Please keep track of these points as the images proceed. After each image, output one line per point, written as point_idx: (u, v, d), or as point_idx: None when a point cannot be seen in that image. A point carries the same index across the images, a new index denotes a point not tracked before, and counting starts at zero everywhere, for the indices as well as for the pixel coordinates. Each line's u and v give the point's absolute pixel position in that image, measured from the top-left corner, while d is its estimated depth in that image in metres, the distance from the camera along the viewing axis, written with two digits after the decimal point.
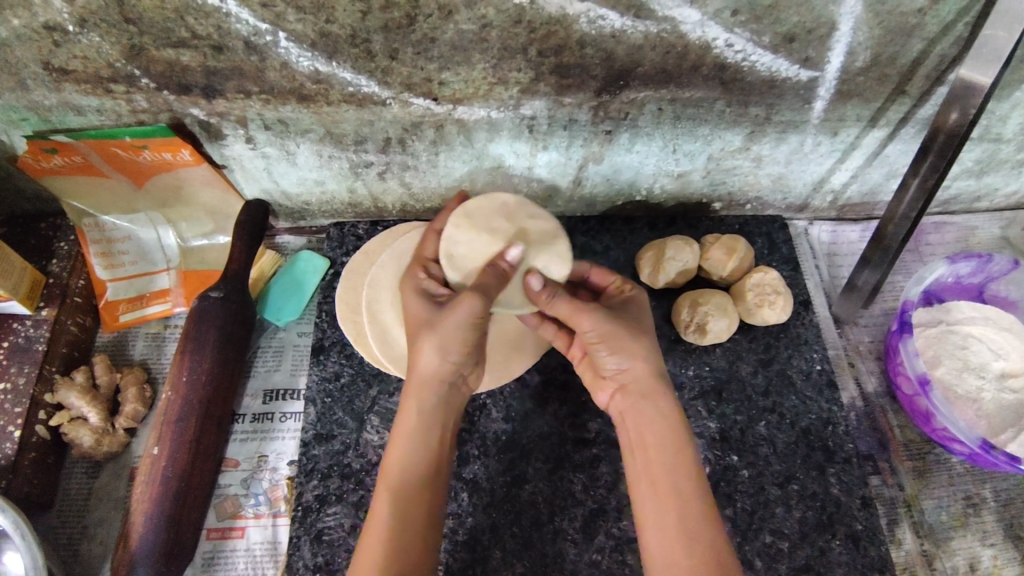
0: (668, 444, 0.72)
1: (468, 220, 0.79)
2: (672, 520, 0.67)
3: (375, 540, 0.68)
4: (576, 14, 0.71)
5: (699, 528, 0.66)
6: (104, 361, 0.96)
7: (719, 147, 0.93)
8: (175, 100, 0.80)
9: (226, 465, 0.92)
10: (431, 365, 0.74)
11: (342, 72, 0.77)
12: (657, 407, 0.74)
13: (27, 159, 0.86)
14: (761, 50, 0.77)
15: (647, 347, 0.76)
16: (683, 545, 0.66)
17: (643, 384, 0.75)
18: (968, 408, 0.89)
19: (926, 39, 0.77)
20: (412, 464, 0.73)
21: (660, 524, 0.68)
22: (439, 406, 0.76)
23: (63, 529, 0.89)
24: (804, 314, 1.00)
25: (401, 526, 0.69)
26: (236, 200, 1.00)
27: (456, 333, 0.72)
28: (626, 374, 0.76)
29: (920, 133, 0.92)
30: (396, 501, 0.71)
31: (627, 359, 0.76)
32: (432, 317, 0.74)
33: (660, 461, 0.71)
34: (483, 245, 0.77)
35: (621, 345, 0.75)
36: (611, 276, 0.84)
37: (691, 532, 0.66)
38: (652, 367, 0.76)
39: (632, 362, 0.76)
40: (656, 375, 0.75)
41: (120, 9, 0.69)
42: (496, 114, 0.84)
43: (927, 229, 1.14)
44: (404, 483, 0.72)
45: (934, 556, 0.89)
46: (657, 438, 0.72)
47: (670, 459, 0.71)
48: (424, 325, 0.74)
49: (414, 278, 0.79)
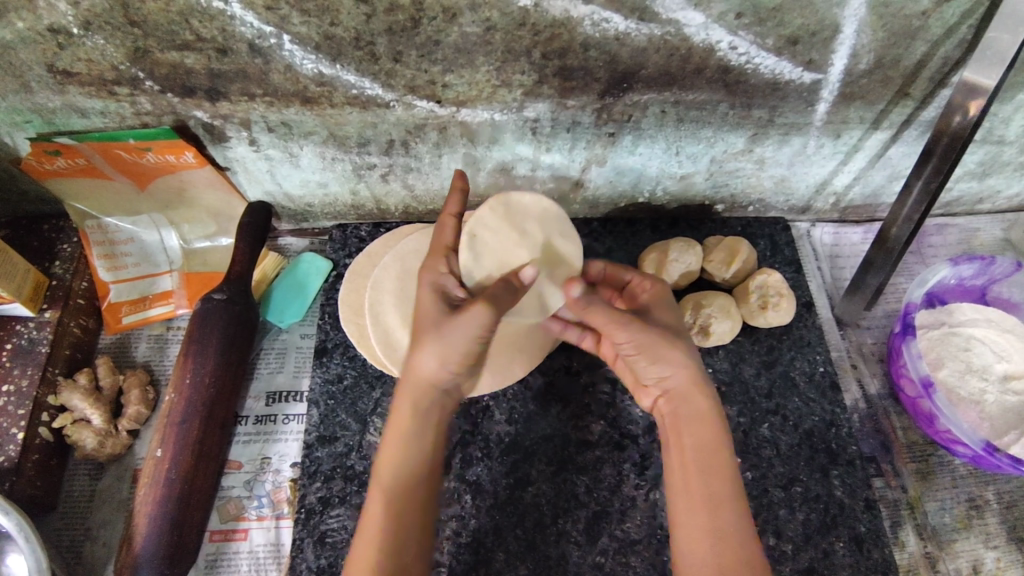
0: (704, 447, 0.71)
1: (495, 220, 0.83)
2: (703, 521, 0.68)
3: (369, 540, 0.69)
4: (579, 17, 0.71)
5: (729, 530, 0.67)
6: (107, 363, 0.96)
7: (722, 149, 0.93)
8: (179, 102, 0.81)
9: (229, 467, 0.92)
10: (429, 369, 0.73)
11: (346, 75, 0.77)
12: (699, 411, 0.73)
13: (31, 162, 0.86)
14: (764, 53, 0.78)
15: (684, 353, 0.74)
16: (712, 545, 0.67)
17: (685, 390, 0.74)
18: (971, 410, 0.89)
19: (929, 41, 0.77)
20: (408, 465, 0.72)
21: (690, 524, 0.68)
22: (433, 410, 0.75)
23: (66, 531, 0.89)
24: (807, 316, 1.00)
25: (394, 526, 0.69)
26: (239, 202, 1.00)
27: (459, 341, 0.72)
28: (666, 380, 0.75)
29: (923, 135, 0.92)
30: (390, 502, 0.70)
31: (666, 367, 0.74)
32: (439, 321, 0.73)
33: (696, 463, 0.71)
34: (509, 242, 0.82)
35: (660, 353, 0.74)
36: (626, 271, 0.85)
37: (720, 534, 0.67)
38: (694, 373, 0.74)
39: (672, 369, 0.74)
40: (698, 379, 0.74)
41: (124, 12, 0.69)
42: (499, 116, 0.85)
43: (929, 231, 1.14)
44: (401, 484, 0.71)
45: (937, 558, 0.89)
46: (694, 440, 0.72)
47: (704, 462, 0.71)
48: (430, 329, 0.73)
49: (435, 274, 0.77)
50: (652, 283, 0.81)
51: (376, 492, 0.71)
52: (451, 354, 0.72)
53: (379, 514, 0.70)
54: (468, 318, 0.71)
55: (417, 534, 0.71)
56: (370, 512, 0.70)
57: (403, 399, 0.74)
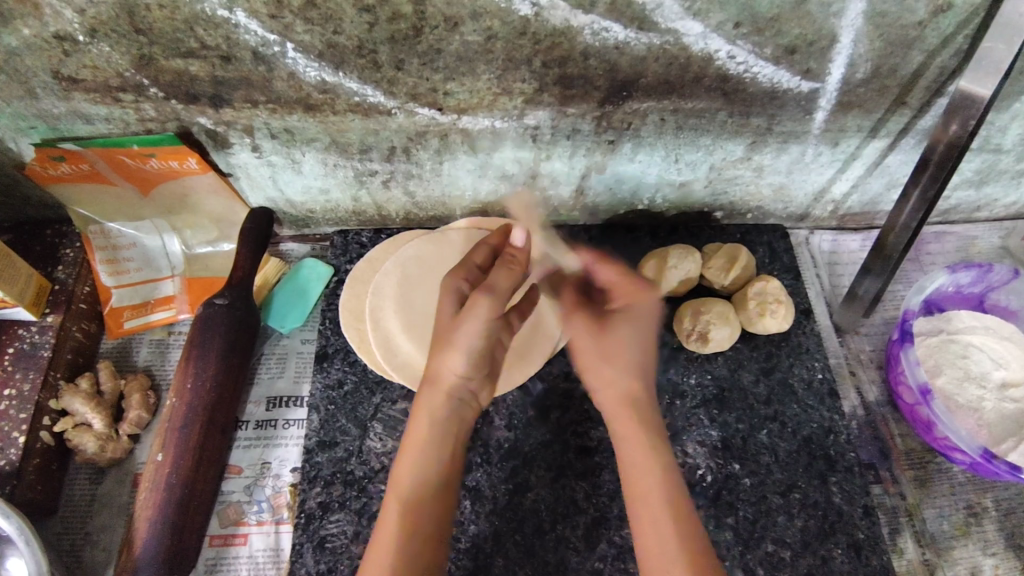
0: (644, 449, 0.75)
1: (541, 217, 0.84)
2: (649, 533, 0.70)
3: (387, 546, 0.69)
4: (580, 26, 0.72)
5: (672, 541, 0.69)
6: (108, 368, 0.97)
7: (721, 157, 0.94)
8: (183, 108, 0.81)
9: (229, 472, 0.92)
10: (451, 374, 0.78)
11: (349, 82, 0.78)
12: (634, 417, 0.78)
13: (36, 167, 0.87)
14: (763, 62, 0.78)
15: (615, 368, 0.80)
16: (658, 555, 0.69)
17: (621, 396, 0.79)
18: (969, 417, 0.89)
19: (926, 51, 0.78)
20: (423, 475, 0.74)
21: (643, 526, 0.71)
22: (451, 417, 0.78)
23: (66, 535, 0.89)
24: (806, 322, 1.00)
25: (412, 532, 0.70)
26: (241, 207, 1.01)
27: (469, 341, 0.77)
28: (610, 385, 0.80)
29: (920, 143, 0.92)
30: (405, 509, 0.71)
31: (599, 381, 0.81)
32: (448, 328, 0.77)
33: (639, 468, 0.74)
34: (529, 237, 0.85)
35: (597, 368, 0.81)
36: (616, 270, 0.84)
37: (664, 543, 0.69)
38: (626, 378, 0.80)
39: (612, 374, 0.80)
40: (631, 387, 0.79)
41: (130, 20, 0.70)
42: (500, 123, 0.85)
43: (927, 239, 1.15)
44: (418, 494, 0.73)
45: (936, 565, 0.90)
46: (629, 452, 0.76)
47: (648, 465, 0.74)
48: (442, 337, 0.78)
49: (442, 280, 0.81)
50: (629, 291, 0.83)
51: (391, 501, 0.73)
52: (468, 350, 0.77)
53: (395, 518, 0.71)
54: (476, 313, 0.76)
55: (433, 535, 0.71)
56: (386, 521, 0.71)
57: (421, 406, 0.77)
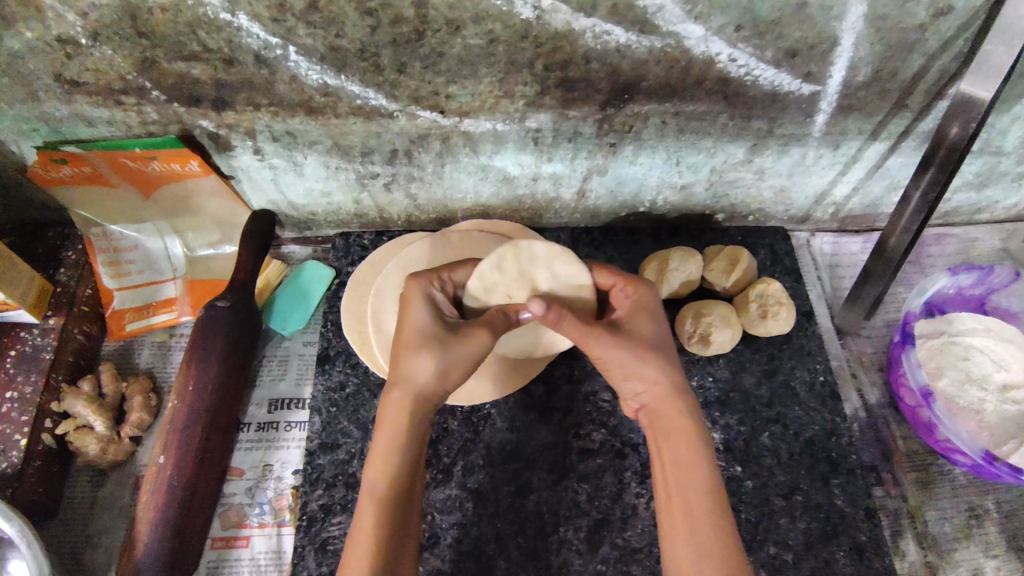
0: (680, 459, 0.71)
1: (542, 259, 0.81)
2: (687, 543, 0.68)
3: (361, 551, 0.68)
4: (581, 29, 0.72)
5: (710, 547, 0.67)
6: (110, 369, 0.97)
7: (722, 159, 0.94)
8: (185, 112, 0.82)
9: (231, 474, 0.92)
10: (427, 382, 0.73)
11: (351, 86, 0.78)
12: (672, 427, 0.73)
13: (37, 169, 0.87)
14: (764, 65, 0.78)
15: (657, 368, 0.73)
16: (693, 564, 0.66)
17: (658, 404, 0.74)
18: (971, 419, 0.89)
19: (926, 54, 0.78)
20: (398, 480, 0.72)
21: (672, 539, 0.69)
22: (426, 420, 0.75)
23: (68, 537, 0.89)
24: (807, 324, 1.00)
25: (387, 539, 0.69)
26: (243, 210, 1.01)
27: (460, 361, 0.73)
28: (641, 396, 0.75)
29: (921, 146, 0.93)
30: (381, 513, 0.70)
31: (638, 382, 0.74)
32: (443, 338, 0.73)
33: (674, 479, 0.71)
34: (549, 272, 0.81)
35: (634, 370, 0.73)
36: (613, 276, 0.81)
37: (703, 551, 0.67)
38: (666, 385, 0.73)
39: (645, 386, 0.74)
40: (671, 394, 0.73)
41: (133, 24, 0.70)
42: (501, 126, 0.85)
43: (927, 241, 1.15)
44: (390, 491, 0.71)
45: (937, 567, 0.90)
46: (672, 453, 0.72)
47: (685, 477, 0.70)
48: (429, 342, 0.73)
49: (427, 286, 0.78)
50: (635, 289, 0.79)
51: (366, 502, 0.71)
52: (453, 368, 0.73)
53: (371, 526, 0.69)
54: (471, 342, 0.74)
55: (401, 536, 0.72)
56: (362, 519, 0.70)
57: (390, 405, 0.73)
